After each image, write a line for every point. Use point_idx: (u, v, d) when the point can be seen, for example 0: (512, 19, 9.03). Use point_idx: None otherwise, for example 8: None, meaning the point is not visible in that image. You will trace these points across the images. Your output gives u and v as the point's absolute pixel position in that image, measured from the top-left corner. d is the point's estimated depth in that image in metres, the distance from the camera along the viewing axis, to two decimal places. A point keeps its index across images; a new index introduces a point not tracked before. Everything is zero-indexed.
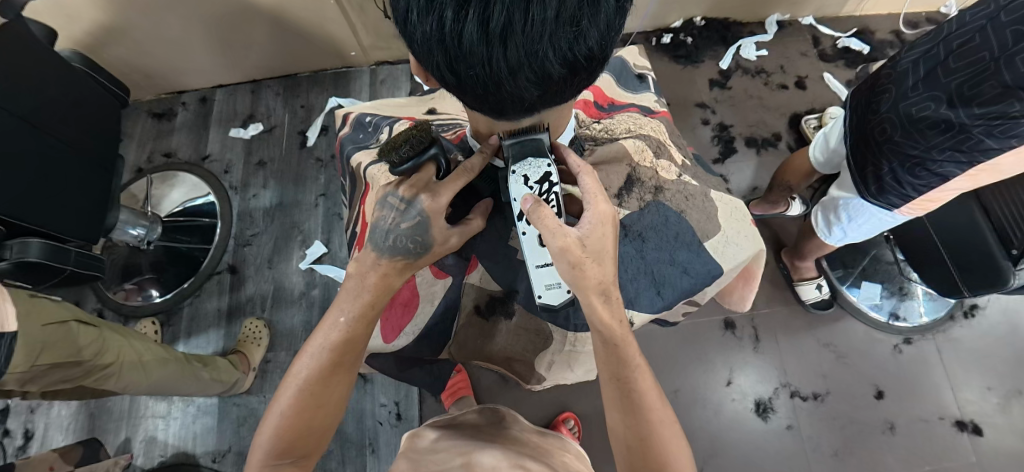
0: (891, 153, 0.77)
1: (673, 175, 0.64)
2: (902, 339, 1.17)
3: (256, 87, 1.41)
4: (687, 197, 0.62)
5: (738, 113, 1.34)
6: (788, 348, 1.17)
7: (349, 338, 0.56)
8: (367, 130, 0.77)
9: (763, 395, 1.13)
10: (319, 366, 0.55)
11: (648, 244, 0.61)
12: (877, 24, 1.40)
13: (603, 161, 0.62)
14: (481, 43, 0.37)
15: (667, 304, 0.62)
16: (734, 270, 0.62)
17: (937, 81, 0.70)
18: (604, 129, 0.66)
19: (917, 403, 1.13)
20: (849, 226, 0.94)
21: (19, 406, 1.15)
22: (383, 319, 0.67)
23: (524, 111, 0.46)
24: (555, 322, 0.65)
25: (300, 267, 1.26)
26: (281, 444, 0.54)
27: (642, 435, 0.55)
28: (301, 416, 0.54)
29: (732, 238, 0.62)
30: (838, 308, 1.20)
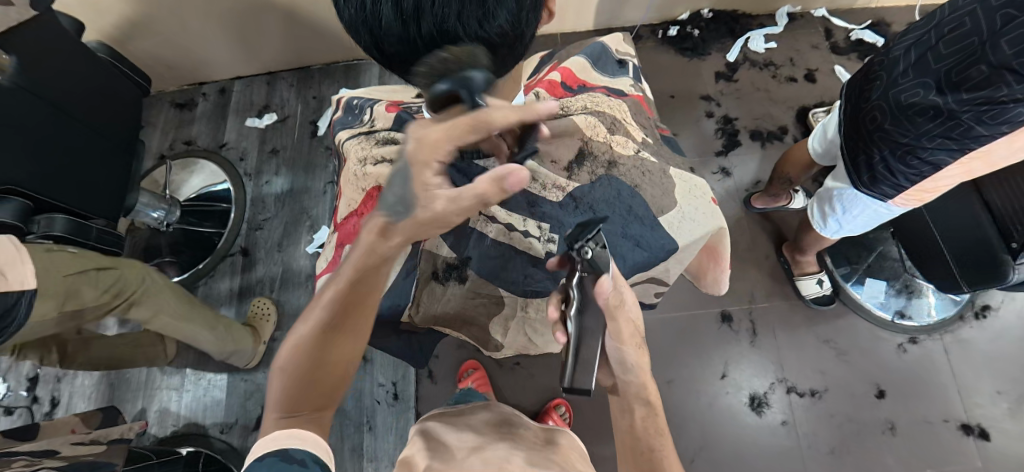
0: (882, 141, 0.76)
1: (629, 151, 0.66)
2: (907, 339, 1.14)
3: (271, 79, 1.47)
4: (643, 173, 0.64)
5: (743, 105, 1.33)
6: (786, 342, 1.15)
7: (361, 285, 0.51)
8: (354, 113, 0.81)
9: (759, 389, 1.12)
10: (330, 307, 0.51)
11: (599, 216, 0.62)
12: (893, 15, 1.36)
13: (556, 134, 0.64)
14: (398, 23, 0.46)
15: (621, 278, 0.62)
16: (691, 247, 0.62)
17: (927, 66, 0.68)
18: (562, 106, 0.69)
19: (919, 404, 1.10)
20: (844, 218, 0.93)
21: (47, 375, 1.24)
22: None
23: None
24: (508, 288, 0.65)
25: (307, 251, 1.31)
26: (290, 397, 0.51)
27: (653, 448, 0.56)
28: (313, 363, 0.51)
29: (688, 214, 0.62)
30: (840, 304, 1.18)
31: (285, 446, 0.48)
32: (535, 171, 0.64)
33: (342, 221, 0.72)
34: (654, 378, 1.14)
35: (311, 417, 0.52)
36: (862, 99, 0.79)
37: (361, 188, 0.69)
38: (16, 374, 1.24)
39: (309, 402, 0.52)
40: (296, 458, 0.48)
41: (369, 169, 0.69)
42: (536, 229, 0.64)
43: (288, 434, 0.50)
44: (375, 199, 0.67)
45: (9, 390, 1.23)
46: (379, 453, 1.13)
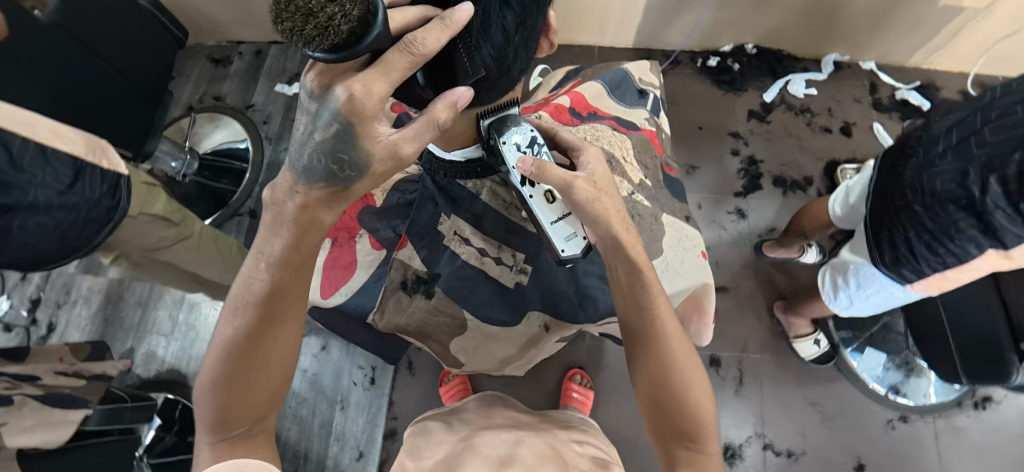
0: (909, 221, 0.73)
1: (623, 192, 0.64)
2: (898, 416, 1.10)
3: None
4: (636, 216, 0.64)
5: (771, 149, 1.29)
6: (771, 397, 1.12)
7: (274, 284, 0.51)
8: None
9: (735, 440, 1.09)
10: (247, 314, 0.50)
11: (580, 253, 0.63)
12: (945, 80, 1.31)
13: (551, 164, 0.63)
14: None
15: None
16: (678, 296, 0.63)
17: (968, 154, 0.65)
18: (560, 136, 0.67)
19: None
20: (857, 294, 0.88)
21: (49, 300, 1.28)
22: (323, 277, 0.72)
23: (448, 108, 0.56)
24: (470, 309, 0.71)
25: None
26: (218, 413, 0.49)
27: (649, 353, 0.56)
28: (240, 380, 0.50)
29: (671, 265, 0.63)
30: (833, 369, 1.14)
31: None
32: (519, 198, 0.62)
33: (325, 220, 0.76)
34: (630, 410, 1.12)
35: (246, 438, 0.51)
36: (894, 176, 0.77)
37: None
38: (21, 293, 1.28)
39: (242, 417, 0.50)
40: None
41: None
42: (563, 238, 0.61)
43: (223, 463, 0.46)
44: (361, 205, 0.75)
45: (11, 308, 1.27)
46: (347, 434, 1.14)
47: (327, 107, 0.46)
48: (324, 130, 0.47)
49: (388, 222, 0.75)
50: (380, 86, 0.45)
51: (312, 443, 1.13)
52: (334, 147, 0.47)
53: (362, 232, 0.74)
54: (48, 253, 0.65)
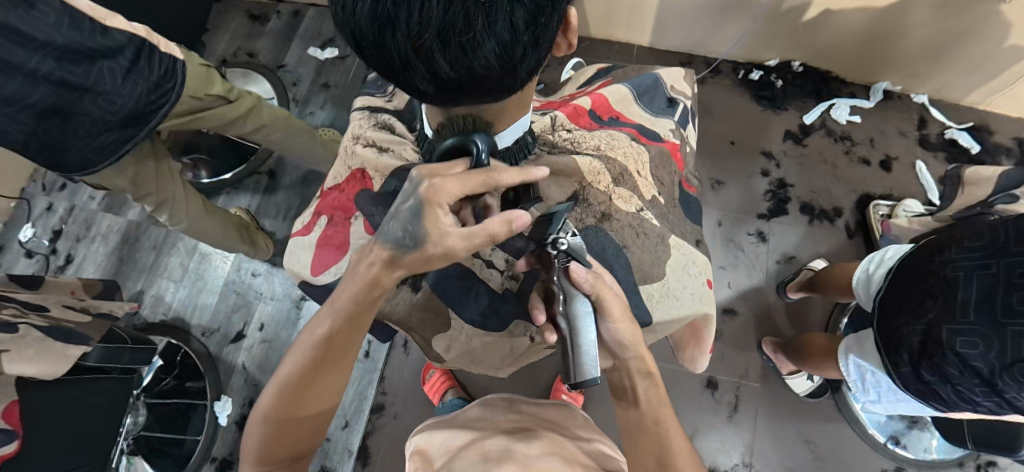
0: (929, 370, 0.71)
1: (631, 208, 0.60)
2: (894, 467, 1.06)
3: None
4: (637, 234, 0.60)
5: (803, 174, 1.24)
6: (765, 428, 1.09)
7: (331, 337, 0.52)
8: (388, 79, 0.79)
9: (720, 464, 1.07)
10: (309, 365, 0.52)
11: None
12: (1001, 125, 1.23)
13: (558, 170, 0.60)
14: (373, 31, 0.39)
15: None
16: (662, 326, 0.59)
17: (992, 317, 0.63)
18: (573, 140, 0.64)
19: None
20: (886, 392, 0.82)
21: (70, 233, 1.31)
22: (314, 254, 0.67)
23: (434, 100, 0.47)
24: (455, 309, 0.67)
25: None
26: (262, 449, 0.53)
27: (658, 420, 0.54)
28: (286, 425, 0.53)
29: (670, 291, 0.59)
30: (834, 409, 1.10)
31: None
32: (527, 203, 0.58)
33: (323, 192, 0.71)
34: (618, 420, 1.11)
35: (284, 468, 0.56)
36: (921, 298, 0.72)
37: (349, 166, 0.68)
38: (45, 222, 1.32)
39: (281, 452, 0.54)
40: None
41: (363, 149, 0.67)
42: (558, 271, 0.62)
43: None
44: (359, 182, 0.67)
45: (34, 236, 1.31)
46: None
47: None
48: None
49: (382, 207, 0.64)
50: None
51: None
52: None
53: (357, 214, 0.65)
54: (98, 129, 0.71)
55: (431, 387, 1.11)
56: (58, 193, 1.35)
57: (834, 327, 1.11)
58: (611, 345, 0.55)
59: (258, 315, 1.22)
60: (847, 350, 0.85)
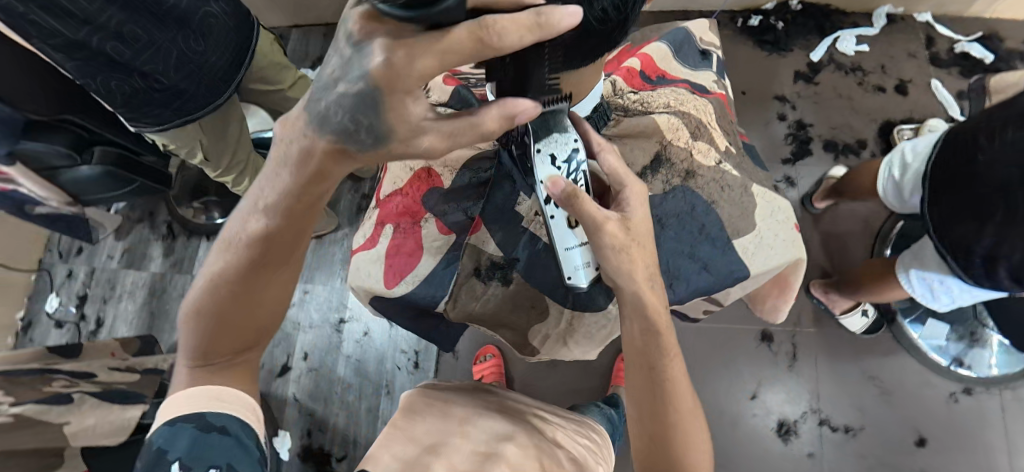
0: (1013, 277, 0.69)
1: (710, 161, 0.59)
2: (961, 389, 1.06)
3: (328, 30, 1.45)
4: (722, 188, 0.58)
5: (820, 112, 1.22)
6: (826, 372, 1.09)
7: (274, 229, 0.44)
8: None
9: (789, 416, 1.07)
10: (249, 245, 0.45)
11: (666, 232, 0.57)
12: (1010, 30, 1.21)
13: (633, 135, 0.59)
14: None
15: (679, 300, 0.57)
16: (763, 275, 0.58)
17: None
18: (642, 101, 0.62)
19: (962, 458, 1.02)
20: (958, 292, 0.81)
21: (95, 296, 1.30)
22: (386, 264, 0.64)
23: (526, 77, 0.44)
24: (552, 297, 0.65)
25: (346, 208, 1.30)
26: (203, 345, 0.48)
27: (666, 420, 0.53)
28: (232, 314, 0.47)
29: (767, 240, 0.57)
30: (892, 341, 1.10)
31: (203, 412, 0.45)
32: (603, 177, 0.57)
33: (382, 200, 0.69)
34: None
35: (230, 367, 0.50)
36: (978, 207, 0.70)
37: (410, 167, 0.68)
38: (68, 290, 1.31)
39: (234, 347, 0.49)
40: (215, 425, 0.44)
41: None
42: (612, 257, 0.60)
43: (204, 392, 0.47)
44: (426, 181, 0.67)
45: (60, 305, 1.30)
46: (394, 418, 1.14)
47: (362, 63, 0.33)
48: (349, 83, 0.34)
49: (457, 203, 0.65)
50: (429, 63, 0.32)
51: (360, 427, 1.14)
52: (355, 107, 0.35)
53: (427, 216, 0.65)
54: (208, 93, 0.77)
55: (480, 372, 1.13)
56: (74, 258, 1.33)
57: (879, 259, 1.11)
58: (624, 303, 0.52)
59: (300, 344, 1.21)
60: (904, 267, 0.85)
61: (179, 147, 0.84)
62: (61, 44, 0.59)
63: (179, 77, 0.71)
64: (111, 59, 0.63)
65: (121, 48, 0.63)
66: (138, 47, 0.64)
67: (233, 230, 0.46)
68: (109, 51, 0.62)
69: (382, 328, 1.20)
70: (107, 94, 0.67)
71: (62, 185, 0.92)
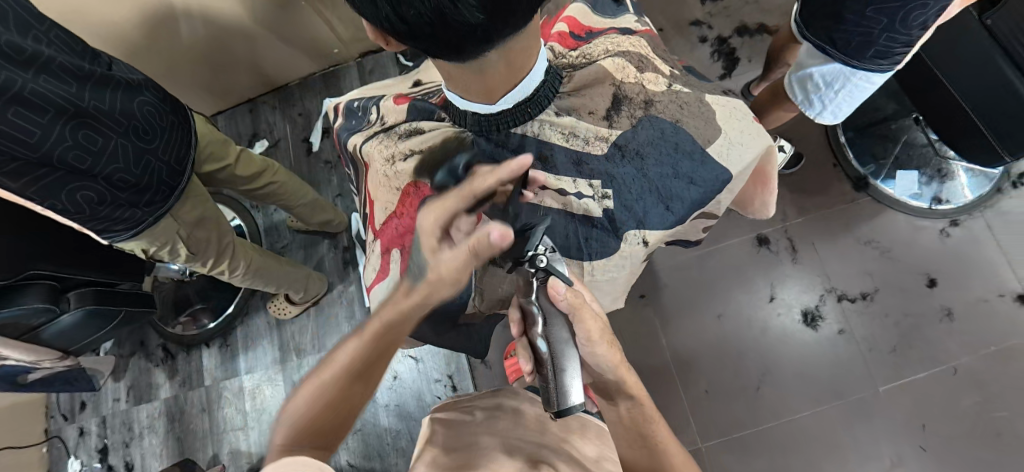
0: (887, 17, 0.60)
1: (661, 87, 0.62)
2: (948, 223, 1.12)
3: (253, 105, 1.44)
4: (682, 106, 0.61)
5: (735, 21, 1.28)
6: (827, 253, 1.14)
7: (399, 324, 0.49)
8: (358, 115, 0.78)
9: (810, 304, 1.12)
10: (366, 341, 0.48)
11: (648, 162, 0.59)
12: None
13: (584, 85, 0.61)
14: None
15: (680, 219, 0.61)
16: (744, 172, 0.61)
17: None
18: (582, 54, 0.66)
19: (972, 283, 1.09)
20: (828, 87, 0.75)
21: (116, 443, 1.26)
22: (405, 286, 0.66)
23: (482, 44, 0.43)
24: (568, 254, 0.63)
25: (334, 266, 1.30)
26: (300, 435, 0.44)
27: None
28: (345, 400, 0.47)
29: (735, 141, 0.60)
30: (873, 203, 1.16)
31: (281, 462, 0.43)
32: (574, 126, 0.60)
33: (381, 228, 0.70)
34: (704, 314, 1.15)
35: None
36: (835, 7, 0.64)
37: (398, 188, 0.66)
38: (85, 448, 1.26)
39: (320, 437, 0.46)
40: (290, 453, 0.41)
41: (407, 161, 0.66)
42: (590, 188, 0.60)
43: None
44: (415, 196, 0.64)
45: (83, 465, 1.25)
46: None
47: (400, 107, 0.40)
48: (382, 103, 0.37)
49: None
50: None
51: None
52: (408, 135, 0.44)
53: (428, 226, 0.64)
54: (169, 181, 0.77)
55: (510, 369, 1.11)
56: (81, 414, 1.28)
57: (835, 135, 1.19)
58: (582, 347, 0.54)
59: None
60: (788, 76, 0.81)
61: (160, 248, 0.83)
62: (19, 167, 0.60)
63: (140, 171, 0.72)
64: (74, 169, 0.65)
65: (83, 154, 0.65)
66: (97, 150, 0.66)
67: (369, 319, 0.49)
68: (71, 160, 0.64)
69: (409, 366, 1.20)
70: (78, 208, 0.67)
71: (51, 343, 0.90)
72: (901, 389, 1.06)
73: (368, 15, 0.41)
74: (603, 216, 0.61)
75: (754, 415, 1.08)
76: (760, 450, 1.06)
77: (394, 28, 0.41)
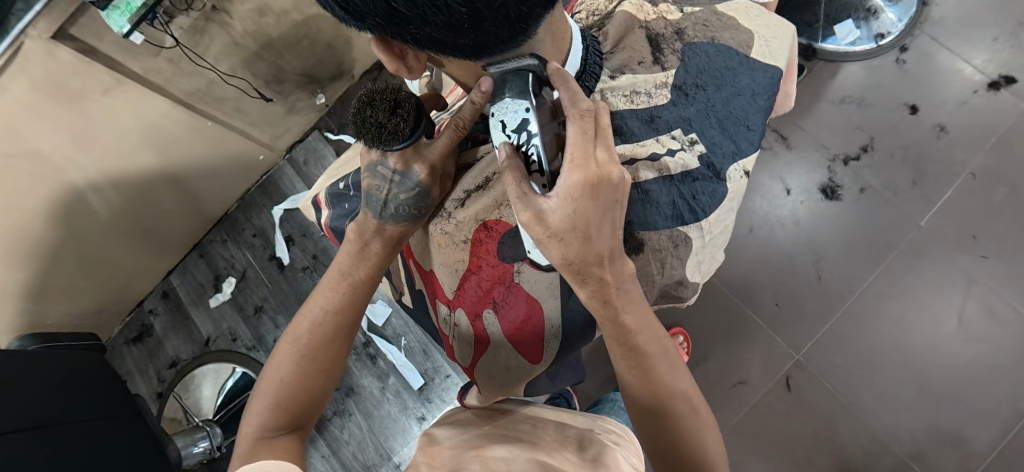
0: None
1: (677, 13, 0.62)
2: (899, 51, 1.16)
3: (202, 249, 1.33)
4: (705, 23, 0.61)
5: None
6: (812, 128, 1.16)
7: (351, 302, 0.63)
8: (349, 195, 0.76)
9: (823, 179, 1.13)
10: (325, 317, 0.62)
11: (710, 90, 0.59)
12: None
13: (621, 39, 0.60)
14: None
15: (761, 134, 0.60)
16: (784, 65, 0.62)
17: None
18: (591, 11, 0.65)
19: (947, 92, 1.12)
20: None
21: None
22: (518, 345, 0.65)
23: (538, 7, 0.41)
24: (685, 222, 0.58)
25: (365, 368, 1.20)
26: (280, 406, 0.59)
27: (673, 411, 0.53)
28: (301, 385, 0.60)
29: (767, 36, 0.61)
30: (828, 64, 1.18)
31: None
32: (634, 83, 0.58)
33: (456, 295, 0.67)
34: (735, 233, 1.15)
35: (284, 437, 0.58)
36: None
37: (464, 240, 0.64)
38: None
39: (277, 423, 0.59)
40: None
41: (468, 203, 0.64)
42: (675, 141, 0.57)
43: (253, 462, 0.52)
44: (489, 239, 0.63)
45: None
46: None
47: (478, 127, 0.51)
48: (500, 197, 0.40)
49: None
50: None
51: None
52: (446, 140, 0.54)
53: (518, 266, 0.62)
54: None
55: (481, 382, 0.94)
56: None
57: None
58: (574, 247, 0.46)
59: None
60: None
61: None
62: None
63: None
64: None
65: None
66: None
67: (325, 299, 0.63)
68: None
69: None
70: None
71: None
72: (940, 213, 1.07)
73: (419, 17, 0.37)
74: (700, 163, 0.58)
75: (826, 304, 1.07)
76: (848, 330, 1.06)
77: (451, 21, 0.38)
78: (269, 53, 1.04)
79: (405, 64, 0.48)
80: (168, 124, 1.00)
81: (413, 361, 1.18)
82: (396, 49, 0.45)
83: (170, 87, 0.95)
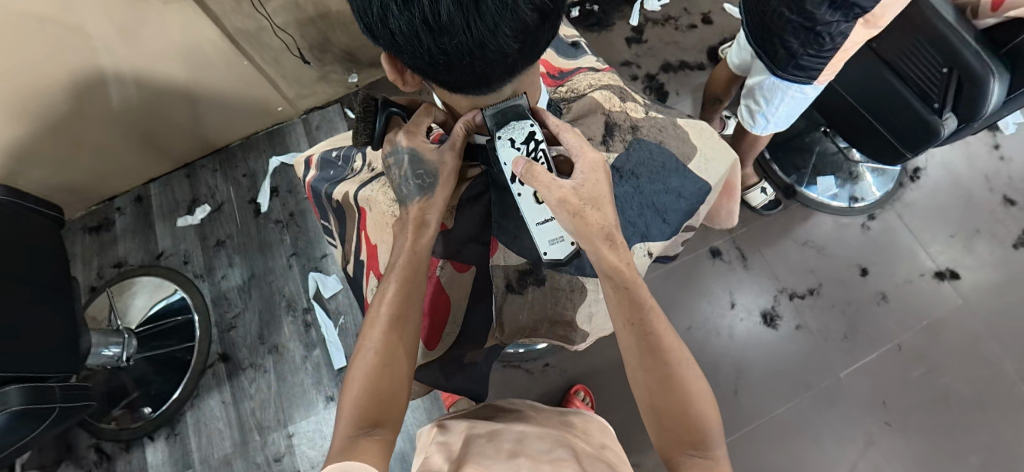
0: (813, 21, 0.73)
1: (640, 113, 0.71)
2: (867, 218, 1.26)
3: (190, 170, 1.37)
4: (660, 129, 0.69)
5: (660, 60, 1.41)
6: (773, 257, 1.25)
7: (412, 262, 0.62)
8: (337, 165, 0.83)
9: (766, 305, 1.21)
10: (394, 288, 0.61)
11: (642, 180, 0.68)
12: None
13: (580, 117, 0.69)
14: (458, 15, 0.42)
15: (674, 228, 0.70)
16: (717, 184, 0.70)
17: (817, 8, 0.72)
18: (570, 88, 0.74)
19: (899, 268, 1.22)
20: (770, 111, 0.92)
21: None
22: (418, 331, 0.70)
23: (507, 71, 0.51)
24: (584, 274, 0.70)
25: (295, 331, 1.22)
26: (371, 399, 0.57)
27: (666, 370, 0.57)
28: (385, 370, 0.58)
29: (710, 156, 0.69)
30: (803, 207, 1.28)
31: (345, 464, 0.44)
32: None
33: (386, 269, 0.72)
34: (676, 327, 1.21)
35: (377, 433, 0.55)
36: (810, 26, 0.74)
37: None
38: None
39: (372, 415, 0.56)
40: None
41: None
42: None
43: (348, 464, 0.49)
44: None
45: None
46: None
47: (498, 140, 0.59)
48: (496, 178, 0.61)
49: (466, 240, 0.70)
50: None
51: None
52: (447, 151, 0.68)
53: (442, 262, 0.70)
54: None
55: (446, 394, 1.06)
56: None
57: (767, 164, 1.33)
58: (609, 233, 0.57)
59: None
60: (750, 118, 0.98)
61: None
62: None
63: None
64: None
65: None
66: None
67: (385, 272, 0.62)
68: None
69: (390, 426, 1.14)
70: None
71: None
72: (859, 372, 1.15)
73: (408, 52, 0.47)
74: None
75: (735, 418, 1.13)
76: (747, 449, 1.11)
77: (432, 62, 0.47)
78: (322, 23, 1.14)
79: (403, 78, 0.56)
80: (207, 49, 1.07)
81: (343, 341, 1.21)
82: (398, 67, 0.53)
83: (224, 20, 1.03)
